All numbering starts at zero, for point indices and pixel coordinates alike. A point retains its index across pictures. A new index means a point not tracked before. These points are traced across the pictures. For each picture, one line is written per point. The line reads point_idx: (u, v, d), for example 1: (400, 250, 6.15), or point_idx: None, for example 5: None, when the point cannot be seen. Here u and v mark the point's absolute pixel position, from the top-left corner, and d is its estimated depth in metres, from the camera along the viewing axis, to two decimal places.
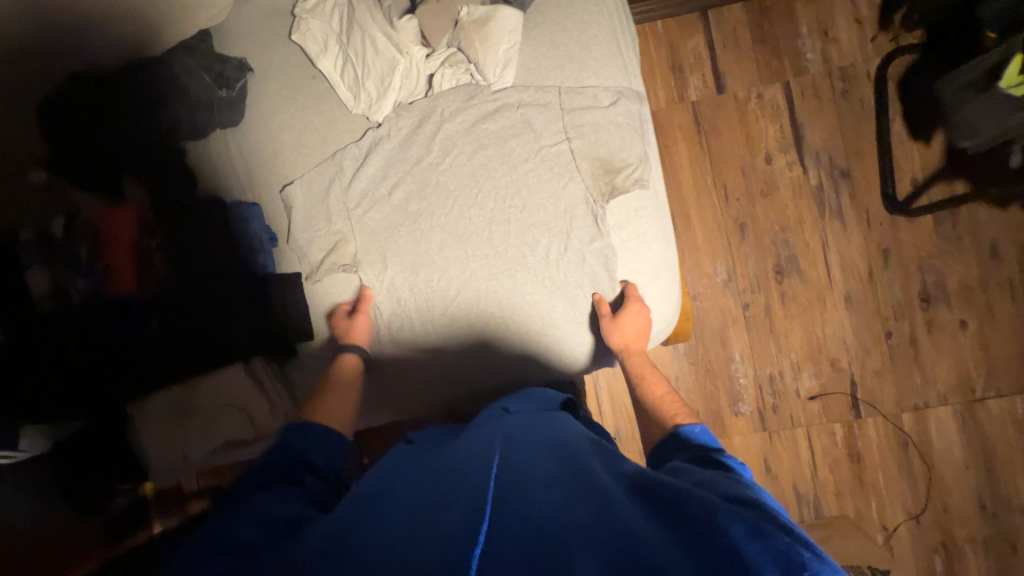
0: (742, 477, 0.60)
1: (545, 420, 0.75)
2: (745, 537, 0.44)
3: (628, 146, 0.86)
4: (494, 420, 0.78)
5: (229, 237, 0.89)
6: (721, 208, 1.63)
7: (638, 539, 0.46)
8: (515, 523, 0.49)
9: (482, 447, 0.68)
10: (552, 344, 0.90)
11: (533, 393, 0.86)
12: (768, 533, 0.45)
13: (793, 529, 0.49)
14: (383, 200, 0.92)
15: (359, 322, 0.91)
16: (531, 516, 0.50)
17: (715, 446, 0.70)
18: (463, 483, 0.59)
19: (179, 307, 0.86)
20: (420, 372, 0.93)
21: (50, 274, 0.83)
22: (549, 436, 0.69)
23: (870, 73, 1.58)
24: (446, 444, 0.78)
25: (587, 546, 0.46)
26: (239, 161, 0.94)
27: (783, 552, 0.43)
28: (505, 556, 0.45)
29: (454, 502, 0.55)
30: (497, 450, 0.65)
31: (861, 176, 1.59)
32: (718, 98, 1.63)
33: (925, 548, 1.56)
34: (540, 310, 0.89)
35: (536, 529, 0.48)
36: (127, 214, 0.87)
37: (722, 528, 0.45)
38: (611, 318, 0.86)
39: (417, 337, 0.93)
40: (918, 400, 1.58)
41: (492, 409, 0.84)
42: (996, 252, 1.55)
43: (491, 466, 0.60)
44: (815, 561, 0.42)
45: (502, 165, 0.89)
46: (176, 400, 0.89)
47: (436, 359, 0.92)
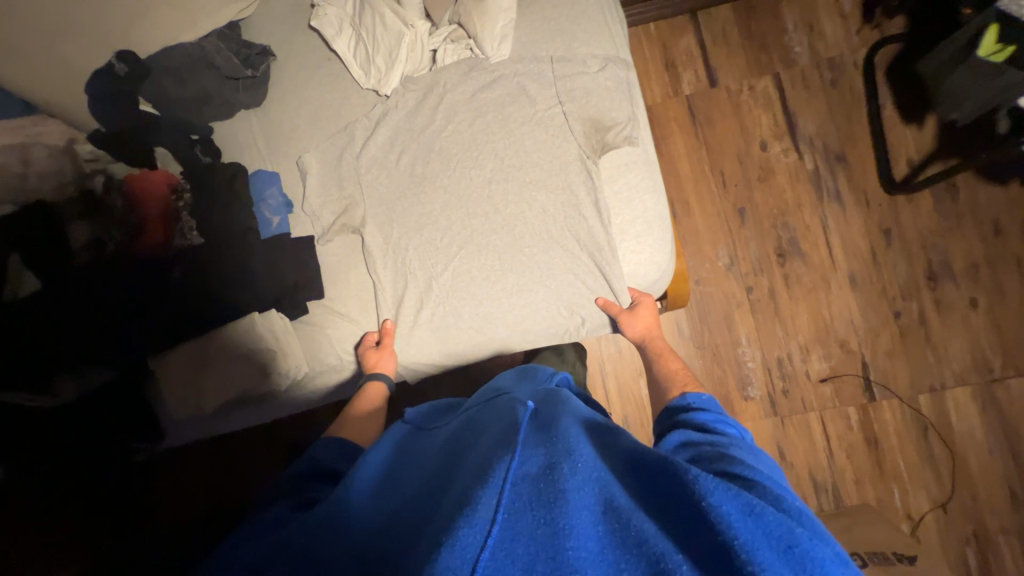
0: (734, 450, 0.63)
1: (537, 400, 0.75)
2: (737, 512, 0.45)
3: (617, 107, 0.93)
4: (492, 403, 0.78)
5: (249, 199, 0.97)
6: (720, 194, 1.68)
7: (636, 536, 0.46)
8: (511, 517, 0.49)
9: (477, 436, 0.68)
10: (554, 300, 0.94)
11: (533, 375, 0.92)
12: (761, 510, 0.46)
13: (782, 496, 0.51)
14: (391, 166, 1.00)
15: (386, 356, 0.95)
16: (527, 507, 0.50)
17: (711, 419, 0.73)
18: (459, 475, 0.59)
19: (202, 258, 0.93)
20: (439, 365, 1.00)
21: (90, 228, 0.91)
22: (545, 415, 0.69)
23: (857, 63, 1.64)
24: (442, 431, 0.79)
25: (586, 542, 0.45)
26: (263, 137, 1.04)
27: (775, 530, 0.44)
28: (500, 547, 0.46)
29: (450, 494, 0.56)
30: (489, 437, 0.65)
31: (857, 159, 1.63)
32: (711, 91, 1.70)
33: (956, 541, 1.48)
34: (540, 266, 0.93)
35: (534, 521, 0.48)
36: (161, 177, 0.95)
37: (717, 507, 0.45)
38: (626, 313, 0.93)
39: (441, 350, 0.98)
40: (933, 381, 1.55)
41: (488, 394, 0.86)
42: (999, 229, 1.55)
43: (486, 453, 0.60)
44: (805, 536, 0.44)
45: (500, 129, 0.96)
46: (194, 352, 0.94)
47: (459, 359, 0.99)
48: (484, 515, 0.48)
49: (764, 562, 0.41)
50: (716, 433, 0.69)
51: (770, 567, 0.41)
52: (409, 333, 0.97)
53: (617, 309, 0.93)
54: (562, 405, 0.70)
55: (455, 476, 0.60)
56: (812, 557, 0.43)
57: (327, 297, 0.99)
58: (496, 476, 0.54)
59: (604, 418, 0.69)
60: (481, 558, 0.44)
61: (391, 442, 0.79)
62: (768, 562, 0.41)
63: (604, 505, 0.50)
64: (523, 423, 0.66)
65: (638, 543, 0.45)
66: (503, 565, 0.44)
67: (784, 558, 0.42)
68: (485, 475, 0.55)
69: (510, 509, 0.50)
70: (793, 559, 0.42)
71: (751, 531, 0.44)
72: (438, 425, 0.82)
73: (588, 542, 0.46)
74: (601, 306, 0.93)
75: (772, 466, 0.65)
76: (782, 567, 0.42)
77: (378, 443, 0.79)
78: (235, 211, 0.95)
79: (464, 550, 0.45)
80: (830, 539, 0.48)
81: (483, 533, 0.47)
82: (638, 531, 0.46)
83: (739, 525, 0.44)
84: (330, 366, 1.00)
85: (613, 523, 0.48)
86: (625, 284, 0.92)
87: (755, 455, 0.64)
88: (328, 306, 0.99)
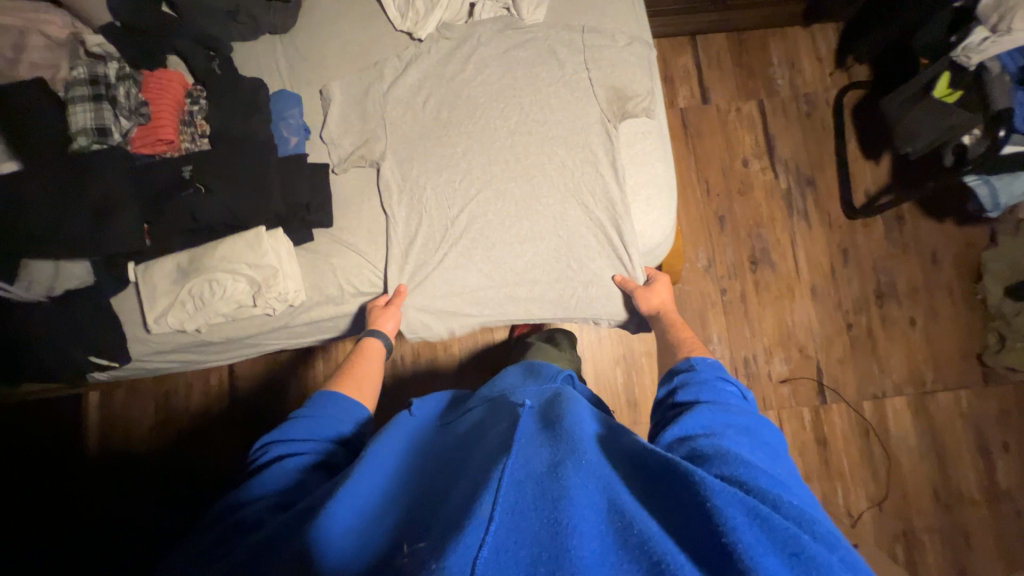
0: (728, 440, 0.61)
1: (540, 392, 0.73)
2: (742, 522, 0.47)
3: (639, 81, 1.00)
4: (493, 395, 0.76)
5: (268, 115, 0.95)
6: (703, 200, 1.80)
7: (640, 536, 0.47)
8: (512, 514, 0.47)
9: (480, 434, 0.65)
10: (566, 253, 0.97)
11: (538, 373, 0.85)
12: (767, 517, 0.48)
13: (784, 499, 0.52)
14: (417, 107, 1.01)
15: (389, 313, 0.94)
16: (530, 504, 0.49)
17: (709, 387, 0.71)
18: (461, 474, 0.58)
19: (214, 162, 0.89)
20: (450, 317, 1.00)
21: (91, 113, 0.85)
22: (548, 407, 0.67)
23: (829, 100, 1.84)
24: (445, 427, 0.74)
25: (590, 542, 0.45)
26: (286, 63, 1.03)
27: (779, 536, 0.47)
28: (504, 545, 0.45)
29: (452, 494, 0.54)
30: (493, 432, 0.63)
31: (824, 185, 1.81)
32: (702, 107, 1.85)
33: (887, 536, 1.60)
34: (555, 220, 0.97)
35: (537, 522, 0.47)
36: (175, 79, 0.92)
37: (722, 510, 0.47)
38: (642, 288, 0.96)
39: (451, 301, 0.99)
40: (876, 389, 1.70)
41: (490, 390, 0.79)
42: (935, 259, 1.76)
43: (491, 449, 0.59)
44: (808, 542, 0.46)
45: (528, 87, 1.00)
46: (184, 263, 0.90)
47: (469, 313, 1.00)
48: (484, 512, 0.46)
49: (767, 565, 0.43)
50: (714, 405, 0.68)
51: (772, 569, 0.43)
52: (421, 277, 0.97)
53: (633, 286, 0.97)
54: (565, 399, 0.68)
55: (456, 478, 0.58)
56: (818, 563, 0.44)
57: (336, 226, 0.97)
58: (496, 472, 0.52)
59: (611, 426, 0.66)
60: (480, 556, 0.42)
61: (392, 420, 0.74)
62: (772, 566, 0.43)
63: (607, 506, 0.51)
64: (524, 419, 0.63)
65: (643, 546, 0.46)
66: (504, 566, 0.42)
67: (787, 563, 0.45)
68: (487, 475, 0.53)
69: (510, 505, 0.48)
70: (796, 564, 0.45)
71: (755, 538, 0.46)
72: (449, 417, 0.76)
73: (592, 543, 0.45)
74: (619, 283, 0.97)
75: (769, 444, 0.64)
76: (783, 570, 0.44)
77: (391, 427, 0.72)
78: (252, 123, 0.93)
79: (464, 545, 0.43)
80: (833, 542, 0.49)
81: (482, 531, 0.45)
82: (642, 532, 0.47)
83: (744, 529, 0.46)
84: (328, 297, 0.97)
85: (617, 524, 0.49)
86: (638, 248, 0.97)
87: (751, 439, 0.63)
88: (335, 236, 0.97)
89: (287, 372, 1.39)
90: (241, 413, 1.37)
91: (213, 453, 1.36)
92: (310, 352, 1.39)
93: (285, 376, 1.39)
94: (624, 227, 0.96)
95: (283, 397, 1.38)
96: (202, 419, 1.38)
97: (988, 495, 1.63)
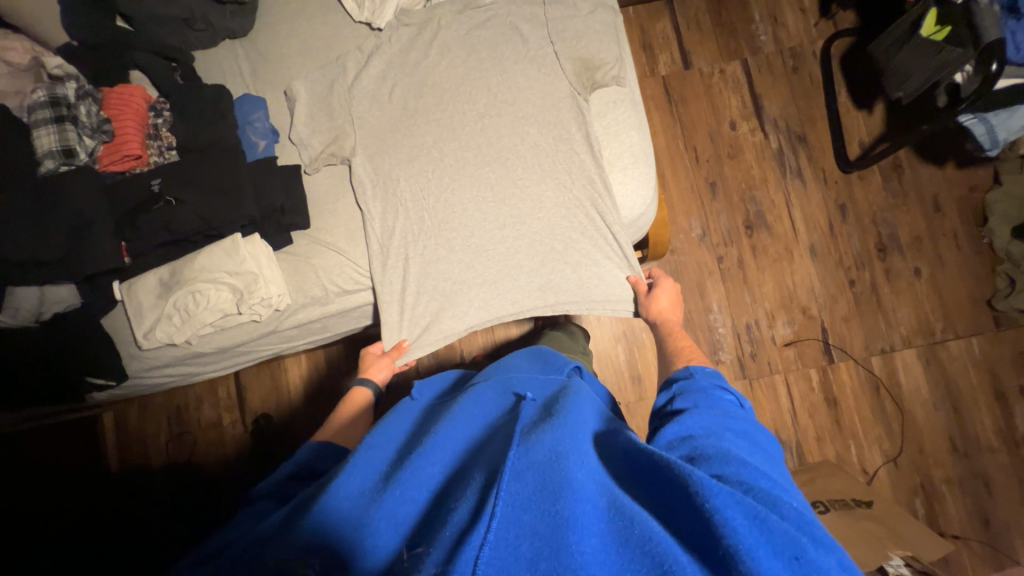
0: (728, 442, 0.59)
1: (544, 391, 0.75)
2: (743, 522, 0.45)
3: (606, 48, 0.96)
4: (505, 383, 0.77)
5: (234, 121, 0.94)
6: (693, 169, 1.76)
7: (640, 535, 0.46)
8: (513, 509, 0.49)
9: (488, 429, 0.67)
10: (551, 235, 0.95)
11: (547, 360, 0.90)
12: (766, 518, 0.46)
13: (785, 502, 0.51)
14: (384, 100, 0.99)
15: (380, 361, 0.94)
16: (531, 500, 0.50)
17: (705, 391, 0.70)
18: (466, 473, 0.58)
19: (183, 173, 0.89)
20: (442, 325, 0.95)
21: (56, 135, 0.84)
22: (551, 404, 0.68)
23: (816, 53, 1.78)
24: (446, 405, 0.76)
25: (589, 538, 0.46)
26: (249, 69, 1.02)
27: (780, 538, 0.45)
28: (508, 547, 0.46)
29: (458, 492, 0.55)
30: (498, 434, 0.64)
31: (816, 140, 1.75)
32: (685, 72, 1.79)
33: (905, 491, 1.58)
34: (535, 201, 0.95)
35: (537, 516, 0.48)
36: (137, 92, 0.92)
37: (720, 510, 0.45)
38: (647, 293, 0.95)
39: (439, 304, 0.96)
40: (885, 343, 1.66)
41: (493, 370, 0.83)
42: (938, 205, 1.71)
43: (496, 449, 0.60)
44: (809, 547, 0.45)
45: (493, 66, 0.98)
46: (163, 279, 0.91)
47: (459, 319, 0.95)
48: (489, 510, 0.49)
49: (769, 568, 0.42)
50: (713, 408, 0.66)
51: (774, 571, 0.41)
52: (404, 277, 0.95)
53: (641, 289, 0.95)
54: (568, 391, 0.71)
55: (462, 473, 0.60)
56: (818, 566, 0.43)
57: (314, 227, 0.97)
58: (502, 467, 0.53)
59: (609, 420, 0.69)
60: (482, 557, 0.45)
61: (404, 411, 0.76)
62: (773, 569, 0.42)
63: (607, 503, 0.51)
64: (525, 414, 0.65)
65: (642, 544, 0.46)
66: (505, 564, 0.45)
67: (788, 567, 0.43)
68: (493, 472, 0.55)
69: (513, 500, 0.50)
70: (798, 568, 0.43)
71: (755, 538, 0.44)
72: (447, 401, 0.79)
73: (592, 538, 0.46)
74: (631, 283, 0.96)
75: (766, 450, 0.62)
76: (783, 571, 0.42)
77: (392, 412, 0.75)
78: (218, 130, 0.92)
79: (469, 546, 0.45)
80: (832, 546, 0.48)
81: (484, 529, 0.47)
82: (644, 531, 0.47)
83: (745, 529, 0.44)
84: (313, 297, 0.96)
85: (617, 521, 0.49)
86: (623, 221, 0.95)
87: (749, 443, 0.61)
88: (313, 237, 0.97)
89: (289, 377, 1.41)
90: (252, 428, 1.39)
91: (223, 461, 1.38)
92: (309, 356, 1.40)
93: (287, 381, 1.40)
94: (604, 202, 0.94)
95: (287, 402, 1.40)
96: (210, 431, 1.40)
97: (1006, 441, 1.60)
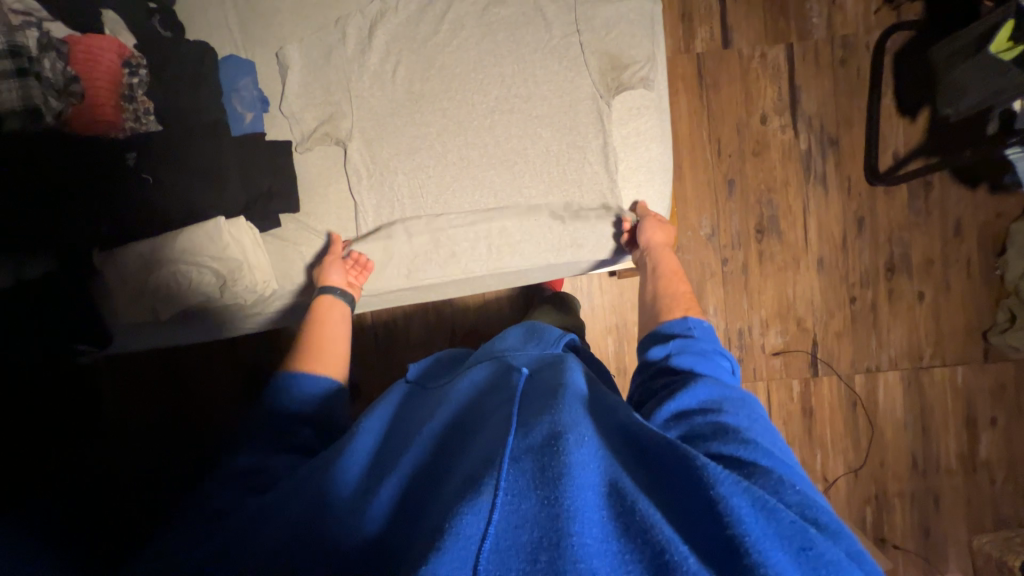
0: (728, 416, 0.59)
1: (539, 363, 0.71)
2: (749, 511, 0.45)
3: (638, 44, 0.89)
4: (498, 358, 0.75)
5: (217, 90, 0.86)
6: (713, 162, 1.63)
7: (642, 522, 0.45)
8: (512, 498, 0.47)
9: (479, 400, 0.66)
10: (553, 252, 0.91)
11: (540, 336, 0.81)
12: (773, 508, 0.46)
13: (788, 483, 0.51)
14: (386, 78, 0.90)
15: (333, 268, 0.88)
16: (529, 485, 0.48)
17: (699, 355, 0.70)
18: (462, 455, 0.57)
19: (163, 145, 0.84)
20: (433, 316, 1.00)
21: (19, 90, 0.77)
22: (549, 381, 0.64)
23: (869, 45, 1.61)
24: (441, 387, 0.76)
25: (591, 528, 0.44)
26: (235, 23, 0.91)
27: (787, 530, 0.45)
28: (509, 539, 0.44)
29: (452, 476, 0.54)
30: (494, 409, 0.61)
31: (847, 145, 1.63)
32: (723, 51, 1.62)
33: (859, 500, 1.65)
34: (537, 218, 0.91)
35: (535, 504, 0.46)
36: (110, 46, 0.82)
37: (728, 499, 0.46)
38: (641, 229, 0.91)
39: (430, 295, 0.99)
40: (872, 362, 1.66)
41: (486, 351, 0.82)
42: (958, 229, 1.64)
43: (492, 429, 0.57)
44: (817, 538, 0.45)
45: (510, 52, 0.90)
46: (143, 253, 0.85)
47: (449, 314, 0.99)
48: (485, 499, 0.46)
49: (776, 562, 0.42)
50: (708, 379, 0.66)
51: (781, 565, 0.42)
52: (399, 275, 0.94)
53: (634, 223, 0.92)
54: (563, 364, 0.68)
55: (456, 453, 0.58)
56: (824, 557, 0.44)
57: (303, 211, 0.93)
58: (498, 453, 0.51)
59: (606, 389, 0.66)
60: (483, 551, 0.43)
61: (391, 399, 0.76)
62: (780, 562, 0.42)
63: (609, 487, 0.49)
64: (519, 389, 0.63)
65: (644, 532, 0.44)
66: (505, 559, 0.43)
67: (796, 559, 0.43)
68: (486, 455, 0.52)
69: (512, 488, 0.48)
70: (805, 559, 0.44)
71: (762, 530, 0.44)
72: (439, 381, 0.79)
73: (592, 528, 0.44)
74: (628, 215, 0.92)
75: (766, 423, 0.61)
76: (791, 565, 0.43)
77: (380, 402, 0.75)
78: (201, 98, 0.85)
79: (465, 539, 0.43)
80: (842, 534, 0.48)
81: (482, 520, 0.45)
82: (645, 518, 0.45)
83: (750, 520, 0.44)
84: (300, 285, 0.95)
85: (619, 509, 0.47)
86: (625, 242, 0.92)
87: (748, 413, 0.61)
88: (303, 222, 0.93)
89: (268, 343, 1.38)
90: (241, 381, 1.25)
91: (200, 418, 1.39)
92: None
93: (272, 340, 1.26)
94: (610, 228, 0.92)
95: None
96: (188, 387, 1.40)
97: (965, 465, 1.67)
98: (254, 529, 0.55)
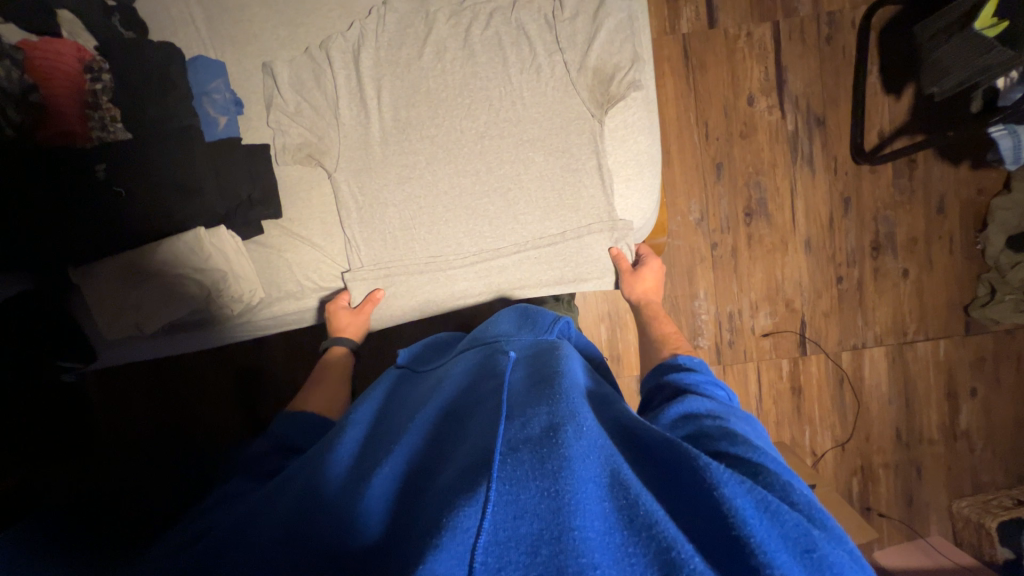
0: (734, 424, 0.58)
1: (531, 351, 0.72)
2: (753, 509, 0.44)
3: (619, 50, 0.89)
4: (491, 345, 0.76)
5: (185, 96, 0.83)
6: (700, 146, 1.61)
7: (645, 519, 0.44)
8: (511, 488, 0.46)
9: (472, 389, 0.67)
10: (556, 283, 0.97)
11: (533, 320, 0.83)
12: (777, 510, 0.44)
13: (791, 485, 0.49)
14: (365, 79, 0.89)
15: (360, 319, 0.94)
16: (528, 475, 0.47)
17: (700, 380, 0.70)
18: (460, 447, 0.56)
19: (129, 156, 0.80)
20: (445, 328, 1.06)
21: None
22: (543, 369, 0.65)
23: (855, 22, 1.59)
24: (433, 377, 0.76)
25: (592, 523, 0.43)
26: (203, 26, 0.87)
27: (790, 532, 0.43)
28: (509, 530, 0.43)
29: (451, 465, 0.53)
30: (489, 399, 0.61)
31: (834, 124, 1.63)
32: (709, 31, 1.57)
33: (846, 472, 1.71)
34: (538, 254, 0.95)
35: (535, 494, 0.46)
36: (68, 48, 0.79)
37: (732, 500, 0.44)
38: (632, 273, 0.98)
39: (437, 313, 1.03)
40: (857, 340, 1.70)
41: (481, 334, 0.83)
42: (941, 207, 1.66)
43: (488, 420, 0.57)
44: (823, 540, 0.43)
45: (493, 51, 0.90)
46: (126, 266, 0.82)
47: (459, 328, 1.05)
48: (483, 491, 0.45)
49: (781, 564, 0.40)
50: (710, 398, 0.65)
51: (787, 568, 0.40)
52: (403, 306, 0.97)
53: (625, 263, 0.97)
54: (557, 352, 0.69)
55: (451, 444, 0.59)
56: (829, 561, 0.42)
57: (285, 217, 0.91)
58: (496, 445, 0.51)
59: (606, 384, 0.66)
60: (481, 543, 0.42)
61: (383, 390, 0.76)
62: (785, 564, 0.40)
63: (609, 479, 0.48)
64: (512, 380, 0.64)
65: (648, 530, 0.43)
66: (506, 550, 0.42)
67: (800, 561, 0.42)
68: (483, 446, 0.52)
69: (511, 479, 0.47)
70: (808, 562, 0.42)
71: (767, 531, 0.42)
72: (429, 375, 0.78)
73: (594, 522, 0.43)
74: (615, 258, 0.97)
75: (766, 436, 0.61)
76: (798, 570, 0.41)
77: (367, 396, 0.74)
78: (169, 105, 0.82)
79: (465, 530, 0.42)
80: (842, 536, 0.47)
81: (479, 511, 0.44)
82: (647, 514, 0.44)
83: (755, 521, 0.43)
84: (288, 293, 0.94)
85: (620, 501, 0.46)
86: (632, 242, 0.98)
87: (751, 427, 0.60)
88: (285, 228, 0.91)
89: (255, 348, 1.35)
90: (234, 383, 1.24)
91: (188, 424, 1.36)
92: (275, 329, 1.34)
93: (260, 347, 1.24)
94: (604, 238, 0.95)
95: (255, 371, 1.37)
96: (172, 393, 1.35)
97: (945, 435, 1.73)
98: (248, 523, 0.53)
